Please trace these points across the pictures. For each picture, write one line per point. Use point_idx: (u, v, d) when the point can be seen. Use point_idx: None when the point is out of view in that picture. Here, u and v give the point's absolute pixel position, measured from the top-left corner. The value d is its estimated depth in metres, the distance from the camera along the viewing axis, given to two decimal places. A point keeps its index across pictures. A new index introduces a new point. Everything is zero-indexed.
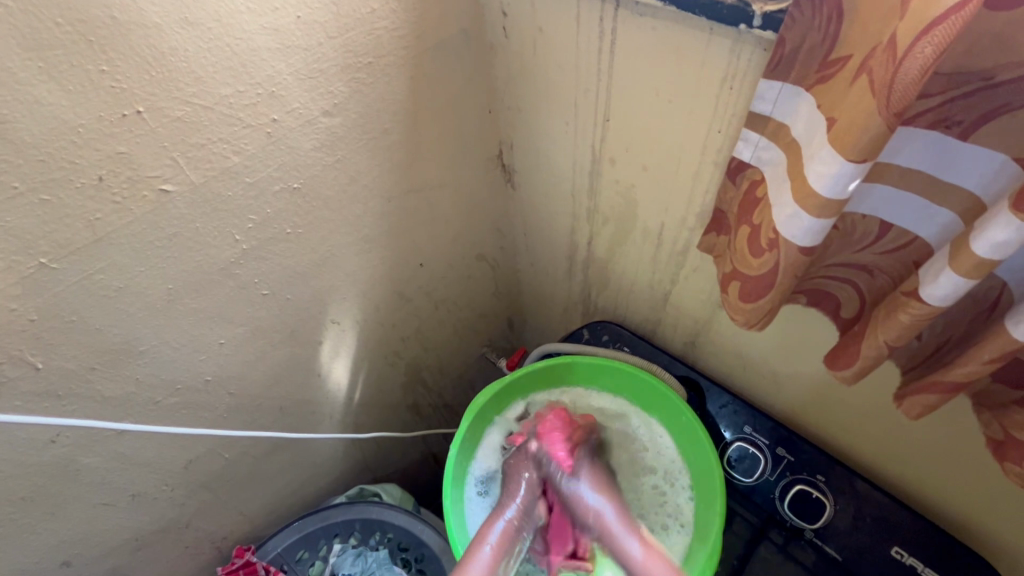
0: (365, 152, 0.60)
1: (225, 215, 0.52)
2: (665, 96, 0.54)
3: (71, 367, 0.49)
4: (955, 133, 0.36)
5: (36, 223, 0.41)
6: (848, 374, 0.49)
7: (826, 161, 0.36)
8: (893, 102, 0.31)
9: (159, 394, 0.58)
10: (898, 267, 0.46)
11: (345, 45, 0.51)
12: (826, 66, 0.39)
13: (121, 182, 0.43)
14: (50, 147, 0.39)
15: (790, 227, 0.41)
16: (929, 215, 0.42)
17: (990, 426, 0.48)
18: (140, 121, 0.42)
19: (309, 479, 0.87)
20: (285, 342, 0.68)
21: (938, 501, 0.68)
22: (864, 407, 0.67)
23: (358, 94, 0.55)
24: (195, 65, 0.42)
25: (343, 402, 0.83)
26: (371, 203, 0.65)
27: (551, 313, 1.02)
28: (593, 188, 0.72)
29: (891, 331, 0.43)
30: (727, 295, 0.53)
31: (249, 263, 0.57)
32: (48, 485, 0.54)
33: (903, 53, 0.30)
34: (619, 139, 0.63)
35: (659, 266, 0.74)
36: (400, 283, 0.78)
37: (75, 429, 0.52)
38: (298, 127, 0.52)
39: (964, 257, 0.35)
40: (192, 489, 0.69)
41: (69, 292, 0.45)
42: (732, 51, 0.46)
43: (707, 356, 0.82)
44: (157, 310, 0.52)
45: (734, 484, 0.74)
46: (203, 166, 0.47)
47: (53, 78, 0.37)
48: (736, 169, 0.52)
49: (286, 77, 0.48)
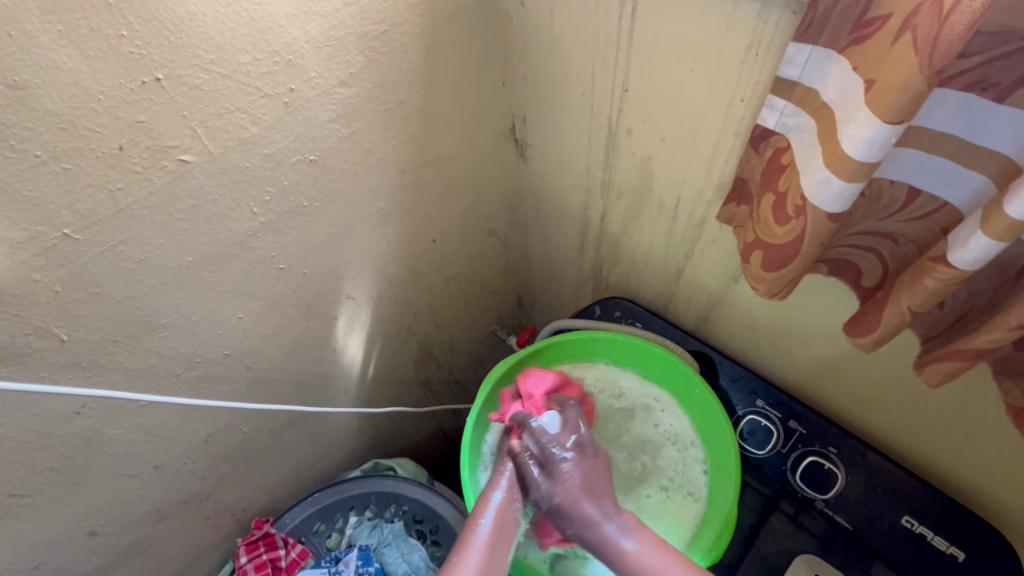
0: (380, 124, 0.59)
1: (243, 187, 0.51)
2: (686, 64, 0.53)
3: (94, 339, 0.49)
4: (991, 95, 0.36)
5: (58, 193, 0.40)
6: (868, 342, 0.49)
7: (860, 124, 0.36)
8: (936, 60, 0.31)
9: (180, 366, 0.58)
10: (924, 234, 0.46)
11: (362, 12, 0.50)
12: (861, 26, 0.38)
13: (141, 152, 0.43)
14: (71, 115, 0.38)
15: (819, 192, 0.41)
16: (959, 180, 0.41)
17: (1010, 394, 0.48)
18: (159, 89, 0.41)
19: (325, 453, 0.88)
20: (301, 317, 0.68)
21: (948, 471, 0.69)
22: (878, 380, 0.67)
23: (374, 64, 0.54)
24: (213, 31, 0.42)
25: (358, 377, 0.84)
26: (386, 176, 0.65)
27: (562, 290, 1.02)
28: (608, 162, 0.71)
29: (915, 297, 0.43)
30: (749, 265, 0.53)
31: (266, 236, 0.57)
32: (73, 456, 0.54)
33: (949, 8, 0.29)
34: (637, 110, 0.62)
35: (674, 240, 0.74)
36: (413, 258, 0.78)
37: (99, 401, 0.53)
38: (315, 97, 0.52)
39: (997, 220, 0.35)
40: (212, 462, 0.70)
41: (91, 263, 0.45)
42: (760, 15, 0.46)
43: (719, 332, 0.82)
44: (177, 283, 0.52)
45: (746, 457, 0.74)
46: (222, 137, 0.47)
47: (72, 43, 0.36)
48: (760, 137, 0.51)
49: (304, 45, 0.48)
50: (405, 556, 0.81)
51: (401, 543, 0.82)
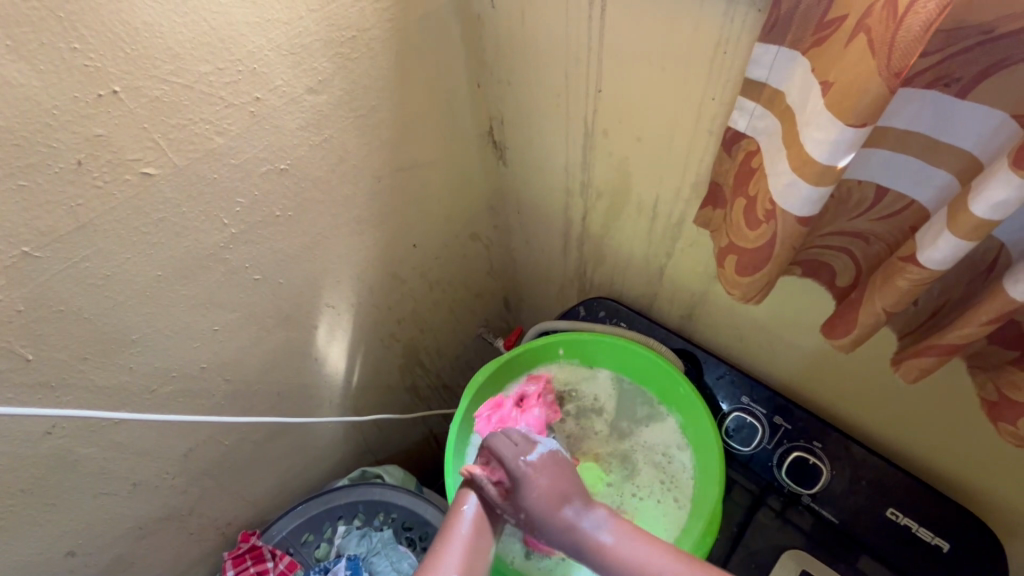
0: (352, 131, 0.59)
1: (211, 199, 0.50)
2: (656, 64, 0.53)
3: (62, 358, 0.48)
4: (954, 91, 0.36)
5: (14, 211, 0.39)
6: (846, 342, 0.49)
7: (823, 127, 0.36)
8: (895, 61, 0.31)
9: (154, 382, 0.57)
10: (894, 232, 0.46)
11: (327, 18, 0.49)
12: (822, 27, 0.38)
13: (101, 166, 0.42)
14: (24, 131, 0.37)
15: (787, 195, 0.41)
16: (926, 178, 0.41)
17: (984, 388, 0.48)
18: (117, 102, 0.40)
19: (312, 463, 0.88)
20: (281, 327, 0.67)
21: (931, 464, 0.69)
22: (860, 374, 0.67)
23: (343, 70, 0.54)
24: (171, 42, 0.41)
25: (342, 385, 0.83)
26: (361, 183, 0.64)
27: (547, 291, 1.02)
28: (587, 163, 0.71)
29: (888, 297, 0.43)
30: (723, 269, 0.53)
31: (238, 247, 0.56)
32: (46, 477, 0.53)
33: (904, 10, 0.29)
34: (612, 110, 0.61)
35: (654, 239, 0.74)
36: (394, 265, 0.78)
37: (70, 420, 0.52)
38: (283, 105, 0.51)
39: (963, 218, 0.35)
40: (194, 476, 0.69)
41: (54, 281, 0.44)
42: (726, 14, 0.46)
43: (703, 330, 0.82)
44: (148, 298, 0.51)
45: (732, 453, 0.75)
46: (186, 148, 0.46)
47: (22, 58, 0.35)
48: (732, 139, 0.52)
49: (268, 53, 0.47)
50: (394, 564, 0.81)
51: (390, 552, 0.82)
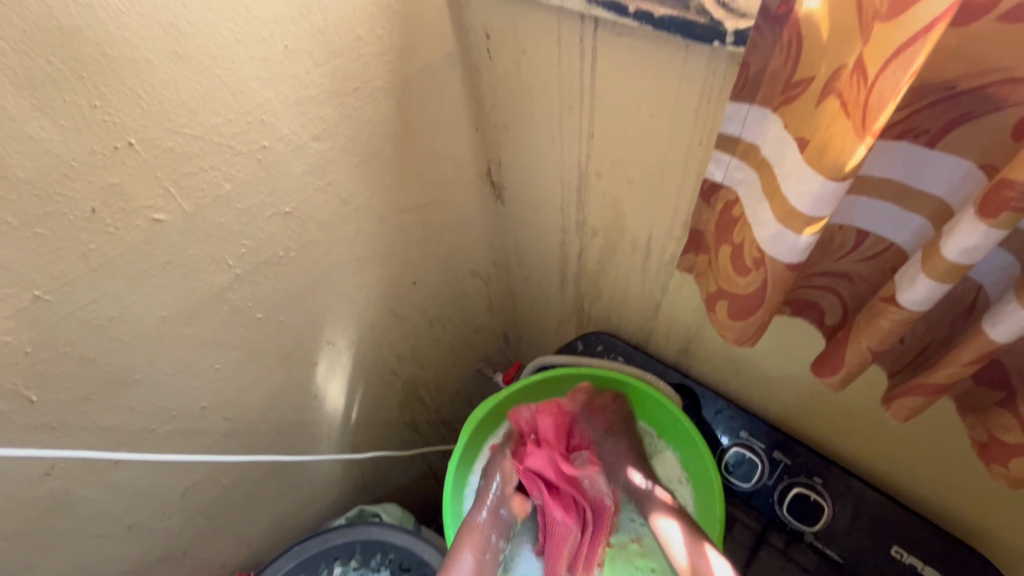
0: (355, 174, 0.61)
1: (218, 242, 0.52)
2: (645, 111, 0.56)
3: (66, 398, 0.49)
4: (923, 141, 0.38)
5: (29, 257, 0.41)
6: (835, 380, 0.50)
7: (806, 181, 0.38)
8: (871, 121, 0.33)
9: (154, 421, 0.57)
10: (877, 274, 0.48)
11: (333, 72, 0.52)
12: (789, 88, 0.41)
13: (114, 214, 0.44)
14: (44, 182, 0.39)
15: (776, 245, 0.42)
16: (902, 223, 0.43)
17: (975, 429, 0.49)
18: (132, 153, 0.42)
19: (309, 501, 0.87)
20: (281, 364, 0.68)
21: (933, 500, 0.69)
22: (856, 409, 0.68)
23: (347, 119, 0.56)
24: (186, 97, 0.43)
25: (341, 421, 0.83)
26: (363, 224, 0.66)
27: (545, 326, 1.03)
28: (581, 203, 0.73)
29: (875, 336, 0.44)
30: (714, 314, 0.54)
31: (243, 287, 0.57)
32: (42, 518, 0.53)
33: (874, 76, 0.32)
34: (604, 154, 0.64)
35: (649, 276, 0.75)
36: (394, 301, 0.79)
37: (70, 460, 0.52)
38: (289, 153, 0.53)
39: (936, 263, 0.36)
40: (190, 516, 0.68)
41: (63, 323, 0.46)
42: (708, 68, 0.48)
43: (700, 365, 0.83)
44: (153, 338, 0.52)
45: (733, 489, 0.74)
46: (195, 195, 0.48)
47: (45, 115, 0.37)
48: (710, 190, 0.54)
49: (276, 105, 0.49)
50: None
51: None
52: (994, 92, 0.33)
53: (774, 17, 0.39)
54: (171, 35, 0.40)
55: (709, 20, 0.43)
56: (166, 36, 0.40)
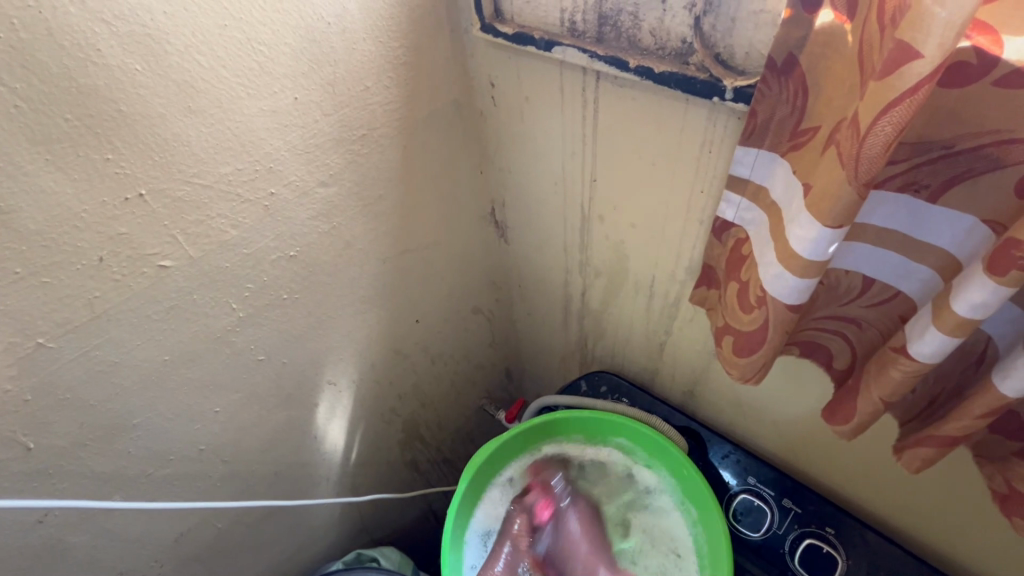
0: (360, 217, 0.62)
1: (222, 286, 0.52)
2: (646, 157, 0.57)
3: (62, 445, 0.48)
4: (924, 196, 0.38)
5: (35, 305, 0.41)
6: (845, 428, 0.49)
7: (804, 225, 0.38)
8: (862, 173, 0.33)
9: (151, 466, 0.57)
10: (884, 320, 0.47)
11: (341, 120, 0.54)
12: (798, 134, 0.41)
13: (121, 261, 0.44)
14: (52, 233, 0.40)
15: (776, 285, 0.42)
16: (909, 271, 0.43)
17: (993, 480, 0.47)
18: (142, 203, 0.43)
19: (306, 545, 0.84)
20: (281, 406, 0.67)
21: (950, 552, 0.66)
22: (868, 456, 0.66)
23: (353, 164, 0.57)
24: (196, 148, 0.44)
25: (340, 462, 0.82)
26: (367, 265, 0.67)
27: (549, 362, 1.02)
28: (585, 244, 0.73)
29: (884, 389, 0.43)
30: (721, 350, 0.54)
31: (245, 330, 0.57)
32: (31, 569, 0.52)
33: (864, 130, 0.32)
34: (607, 198, 0.64)
35: (653, 316, 0.75)
36: (396, 340, 0.79)
37: (64, 508, 0.51)
38: (296, 199, 0.54)
39: (947, 315, 0.36)
40: (183, 563, 0.66)
41: (64, 369, 0.46)
42: (708, 119, 0.49)
43: (706, 406, 0.81)
44: (152, 382, 0.52)
45: (742, 539, 0.70)
46: (202, 241, 0.49)
47: (59, 169, 0.38)
48: (721, 228, 0.54)
49: (284, 153, 0.50)
50: None
51: None
52: (992, 152, 0.33)
53: (779, 68, 0.39)
54: (186, 92, 0.42)
55: (708, 76, 0.45)
56: (181, 93, 0.41)
